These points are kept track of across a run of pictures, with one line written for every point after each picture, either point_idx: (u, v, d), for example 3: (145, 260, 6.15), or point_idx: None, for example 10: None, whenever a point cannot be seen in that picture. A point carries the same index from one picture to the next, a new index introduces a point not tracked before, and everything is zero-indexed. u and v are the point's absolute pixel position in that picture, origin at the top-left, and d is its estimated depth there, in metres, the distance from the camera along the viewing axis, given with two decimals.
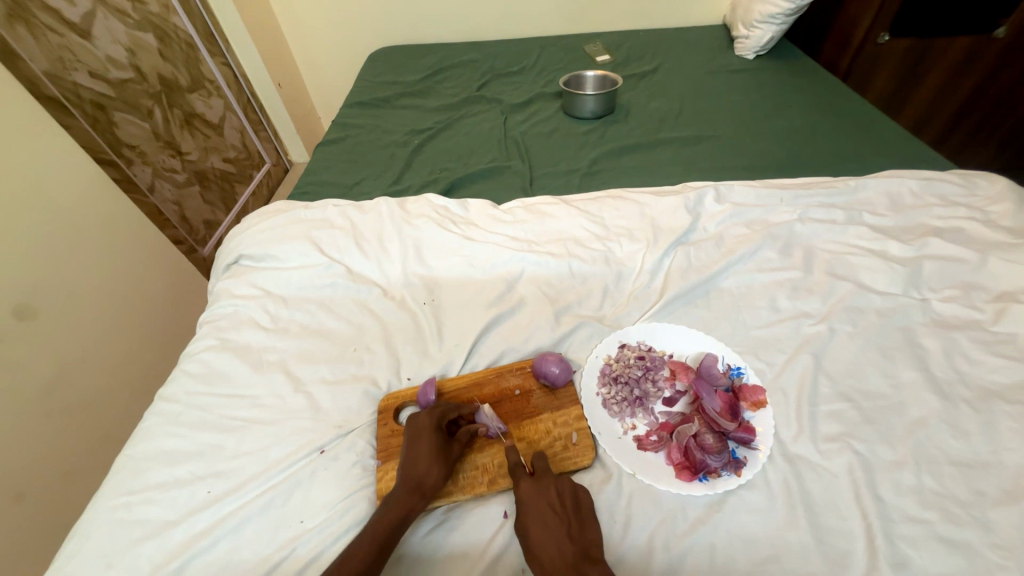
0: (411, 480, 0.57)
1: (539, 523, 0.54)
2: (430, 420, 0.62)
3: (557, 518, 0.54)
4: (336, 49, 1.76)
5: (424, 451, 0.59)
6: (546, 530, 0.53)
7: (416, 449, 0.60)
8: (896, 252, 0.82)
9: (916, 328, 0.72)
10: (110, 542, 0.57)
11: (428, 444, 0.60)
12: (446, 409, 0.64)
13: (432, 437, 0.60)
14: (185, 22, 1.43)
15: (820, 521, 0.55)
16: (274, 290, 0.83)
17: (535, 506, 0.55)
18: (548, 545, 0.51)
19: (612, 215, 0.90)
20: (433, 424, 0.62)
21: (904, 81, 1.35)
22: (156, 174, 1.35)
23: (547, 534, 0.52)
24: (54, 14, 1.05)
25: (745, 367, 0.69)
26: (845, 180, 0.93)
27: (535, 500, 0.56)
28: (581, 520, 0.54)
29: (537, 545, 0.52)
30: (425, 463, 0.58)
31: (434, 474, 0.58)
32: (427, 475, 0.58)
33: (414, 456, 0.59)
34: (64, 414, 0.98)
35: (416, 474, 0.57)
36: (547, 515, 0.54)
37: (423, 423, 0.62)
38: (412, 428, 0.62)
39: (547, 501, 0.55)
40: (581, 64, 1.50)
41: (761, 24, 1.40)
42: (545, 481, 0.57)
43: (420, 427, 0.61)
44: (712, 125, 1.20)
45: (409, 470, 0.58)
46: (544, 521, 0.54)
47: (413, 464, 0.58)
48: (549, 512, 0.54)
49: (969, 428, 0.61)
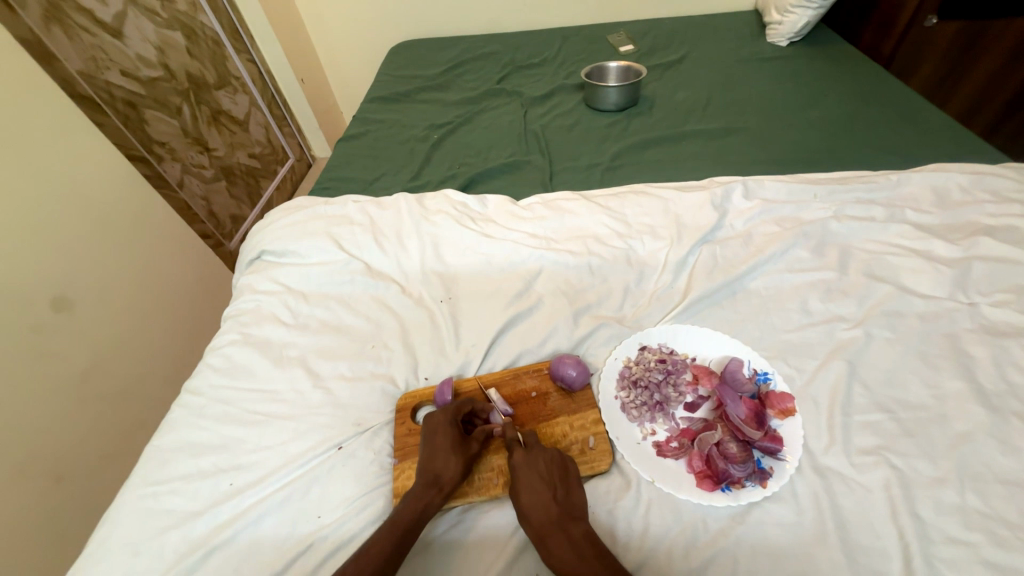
0: (429, 474, 0.58)
1: (527, 487, 0.56)
2: (445, 416, 0.62)
3: (545, 482, 0.56)
4: (358, 43, 1.76)
5: (441, 446, 0.60)
6: (534, 493, 0.55)
7: (433, 444, 0.60)
8: (942, 252, 0.77)
9: (962, 335, 0.67)
10: (138, 530, 0.59)
11: (445, 440, 0.60)
12: (461, 405, 0.64)
13: (449, 432, 0.61)
14: (212, 19, 1.45)
15: (852, 539, 0.52)
16: (295, 286, 0.84)
17: (524, 472, 0.57)
18: (536, 507, 0.54)
19: (634, 211, 0.88)
20: (450, 420, 0.62)
21: (955, 66, 1.25)
22: (185, 170, 1.39)
23: (535, 497, 0.55)
24: (87, 15, 1.09)
25: (773, 373, 0.66)
26: (885, 174, 0.87)
27: (524, 467, 0.57)
28: (567, 483, 0.57)
29: (526, 506, 0.54)
30: (442, 458, 0.59)
31: (451, 470, 0.58)
32: (444, 470, 0.58)
33: (431, 451, 0.60)
34: (99, 401, 1.02)
35: (433, 468, 0.58)
36: (536, 480, 0.56)
37: (439, 418, 0.62)
38: (429, 424, 0.62)
39: (536, 469, 0.57)
40: (604, 54, 1.46)
41: (797, 9, 1.33)
42: (535, 451, 0.59)
43: (436, 423, 0.62)
44: (741, 117, 1.15)
45: (426, 465, 0.59)
46: (533, 486, 0.55)
47: (430, 459, 0.59)
48: (537, 477, 0.56)
49: (1021, 444, 0.57)
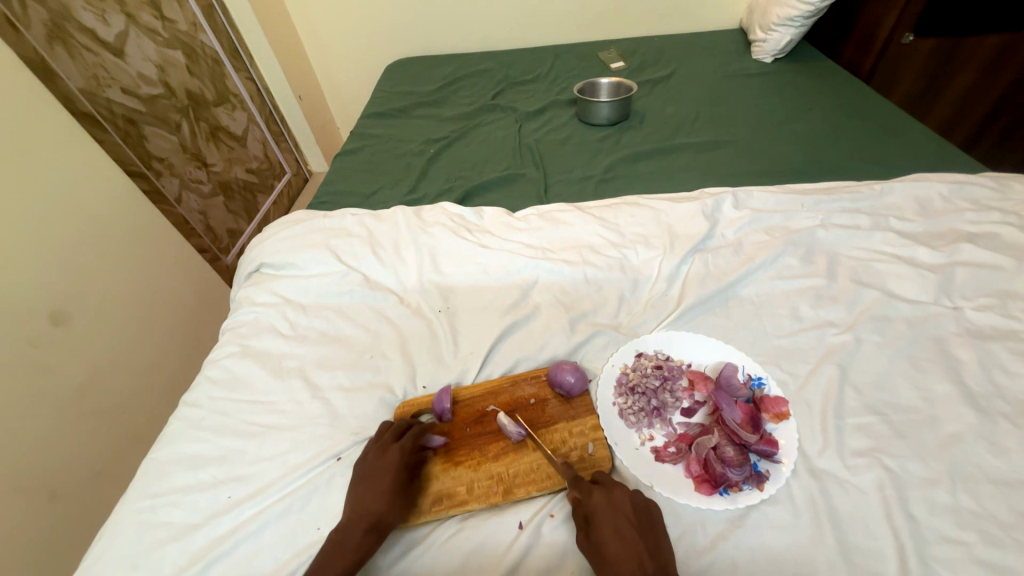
0: (368, 518, 0.56)
1: (615, 534, 0.52)
2: (399, 455, 0.61)
3: (636, 531, 0.52)
4: (355, 62, 1.80)
5: (386, 489, 0.58)
6: (624, 542, 0.51)
7: (375, 485, 0.58)
8: (926, 259, 0.79)
9: (948, 338, 0.69)
10: (135, 543, 0.59)
11: (391, 481, 0.58)
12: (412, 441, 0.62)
13: (396, 474, 0.59)
14: (211, 38, 1.48)
15: (848, 540, 0.53)
16: (294, 298, 0.85)
17: (610, 516, 0.53)
18: (628, 559, 0.50)
19: (628, 222, 0.90)
20: (402, 458, 0.60)
21: (931, 81, 1.31)
22: (183, 185, 1.40)
23: (626, 547, 0.50)
24: (90, 34, 1.11)
25: (767, 378, 0.67)
26: (869, 184, 0.90)
27: (609, 511, 0.54)
28: (657, 535, 0.52)
29: (615, 556, 0.50)
30: (384, 502, 0.57)
31: (394, 513, 0.57)
32: (386, 515, 0.56)
33: (374, 493, 0.58)
34: (95, 416, 1.01)
35: (373, 512, 0.56)
36: (624, 526, 0.52)
37: (392, 457, 0.60)
38: (376, 462, 0.60)
39: (622, 513, 0.53)
40: (595, 71, 1.51)
41: (780, 28, 1.38)
42: (617, 493, 0.55)
43: (387, 462, 0.60)
44: (729, 130, 1.18)
45: (367, 507, 0.57)
46: (621, 532, 0.52)
47: (372, 501, 0.57)
48: (626, 525, 0.52)
49: (1009, 444, 0.58)
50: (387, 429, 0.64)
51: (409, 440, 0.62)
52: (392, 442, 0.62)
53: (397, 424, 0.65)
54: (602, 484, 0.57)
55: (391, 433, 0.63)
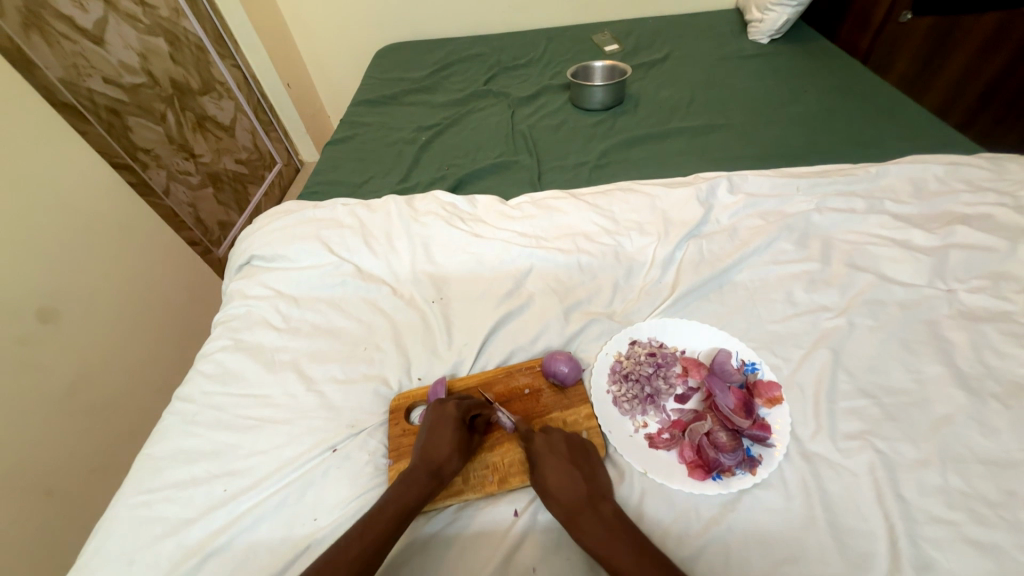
0: (432, 464, 0.58)
1: (552, 468, 0.57)
2: (457, 411, 0.63)
3: (570, 463, 0.58)
4: (342, 46, 1.75)
5: (447, 439, 0.60)
6: (560, 474, 0.57)
7: (439, 435, 0.61)
8: (920, 241, 0.79)
9: (941, 321, 0.69)
10: (131, 538, 0.59)
11: (452, 434, 0.61)
12: (474, 405, 0.64)
13: (456, 428, 0.61)
14: (195, 25, 1.44)
15: (839, 521, 0.54)
16: (286, 291, 0.84)
17: (547, 454, 0.59)
18: (565, 487, 0.56)
19: (622, 208, 0.89)
20: (460, 415, 0.62)
21: (930, 60, 1.30)
22: (171, 177, 1.37)
23: (562, 477, 0.56)
24: (68, 22, 1.08)
25: (760, 363, 0.67)
26: (865, 167, 0.90)
27: (548, 450, 0.59)
28: (590, 464, 0.59)
29: (554, 487, 0.56)
30: (445, 451, 0.60)
31: (454, 463, 0.59)
32: (447, 463, 0.59)
33: (437, 444, 0.60)
34: (89, 412, 1.01)
35: (435, 458, 0.59)
36: (560, 460, 0.58)
37: (450, 412, 0.62)
38: (437, 416, 0.62)
39: (558, 449, 0.59)
40: (590, 54, 1.48)
41: (776, 7, 1.35)
42: (555, 434, 0.61)
43: (446, 416, 0.62)
44: (725, 114, 1.17)
45: (431, 453, 0.59)
46: (558, 466, 0.57)
47: (436, 451, 0.59)
48: (562, 459, 0.58)
49: (998, 424, 0.58)
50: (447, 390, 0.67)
51: (469, 402, 0.64)
52: (453, 400, 0.65)
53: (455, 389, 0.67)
54: (543, 430, 0.62)
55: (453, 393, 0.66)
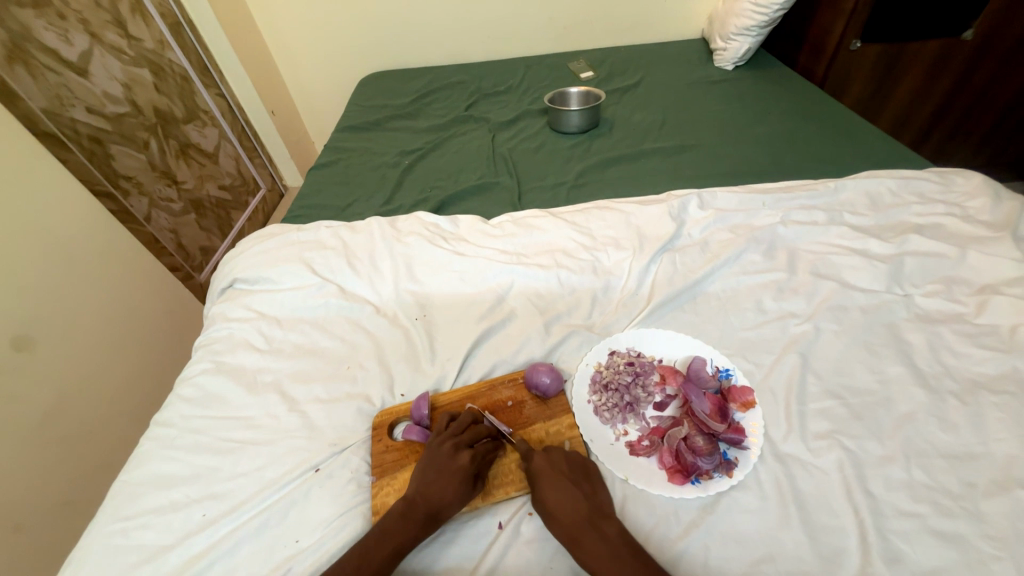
0: (431, 507, 0.57)
1: (551, 488, 0.58)
2: (469, 462, 0.60)
3: (570, 483, 0.58)
4: (325, 75, 1.79)
5: (451, 488, 0.58)
6: (562, 495, 0.57)
7: (444, 480, 0.58)
8: (877, 250, 0.83)
9: (900, 324, 0.73)
10: (105, 568, 0.57)
11: (457, 483, 0.58)
12: (486, 452, 0.62)
13: (464, 479, 0.58)
14: (179, 56, 1.47)
15: (812, 519, 0.55)
16: (269, 312, 0.84)
17: (546, 473, 0.59)
18: (565, 507, 0.56)
19: (599, 225, 0.92)
20: (471, 465, 0.60)
21: (880, 84, 1.38)
22: (153, 204, 1.38)
23: (563, 497, 0.57)
24: (52, 54, 1.10)
25: (734, 369, 0.70)
26: (824, 182, 0.95)
27: (547, 469, 0.59)
28: (591, 482, 0.59)
29: (555, 508, 0.56)
30: (446, 497, 0.57)
31: (453, 510, 0.58)
32: (446, 509, 0.57)
33: (440, 487, 0.58)
34: (63, 443, 0.98)
35: (437, 502, 0.57)
36: (559, 479, 0.58)
37: (462, 462, 0.60)
38: (447, 460, 0.60)
39: (557, 468, 0.60)
40: (566, 81, 1.55)
41: (738, 36, 1.45)
42: (554, 453, 0.62)
43: (457, 465, 0.59)
44: (694, 135, 1.23)
45: (433, 495, 0.58)
46: (558, 485, 0.58)
47: (438, 495, 0.58)
48: (561, 478, 0.59)
49: (956, 420, 0.62)
50: (465, 431, 0.64)
51: (482, 450, 0.62)
52: (466, 447, 0.62)
53: (473, 428, 0.64)
54: (543, 448, 0.63)
55: (468, 436, 0.63)
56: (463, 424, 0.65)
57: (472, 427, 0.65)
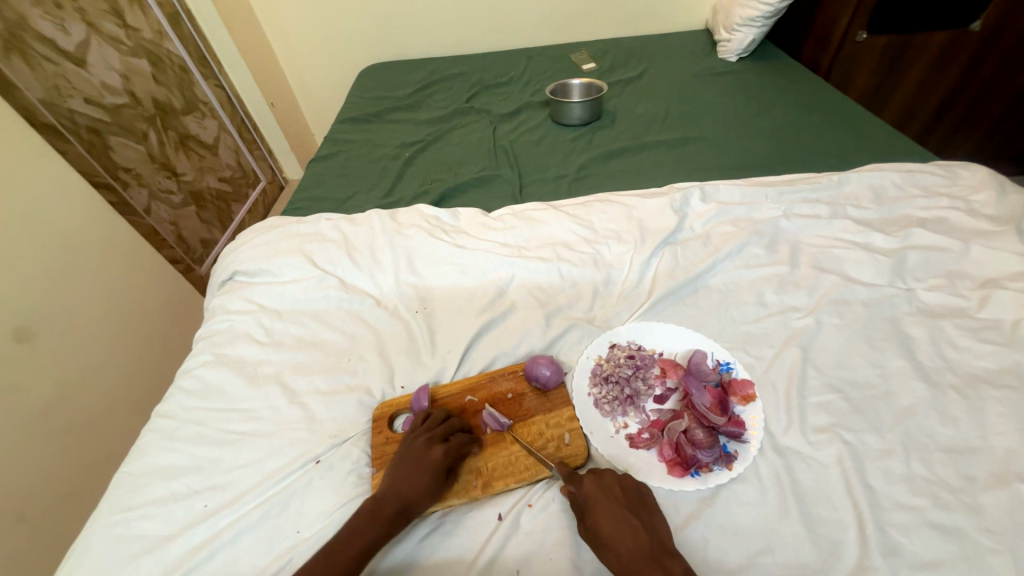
0: (402, 502, 0.57)
1: (608, 516, 0.54)
2: (442, 457, 0.60)
3: (627, 512, 0.55)
4: (325, 66, 1.77)
5: (422, 482, 0.58)
6: (619, 524, 0.53)
7: (415, 476, 0.59)
8: (880, 244, 0.83)
9: (902, 318, 0.73)
10: (108, 557, 0.58)
11: (428, 477, 0.59)
12: (460, 447, 0.62)
13: (435, 474, 0.59)
14: (178, 46, 1.46)
15: (811, 512, 0.56)
16: (269, 305, 0.84)
17: (601, 499, 0.56)
18: (622, 538, 0.52)
19: (600, 218, 0.92)
20: (444, 460, 0.60)
21: (886, 76, 1.36)
22: (153, 196, 1.37)
23: (620, 526, 0.53)
24: (49, 44, 1.09)
25: (734, 362, 0.70)
26: (828, 175, 0.95)
27: (600, 493, 0.56)
28: (649, 512, 0.56)
29: (611, 537, 0.53)
30: (418, 492, 0.58)
31: (425, 505, 0.58)
32: (417, 504, 0.57)
33: (412, 483, 0.58)
34: (65, 434, 0.99)
35: (407, 496, 0.57)
36: (615, 506, 0.55)
37: (435, 457, 0.60)
38: (419, 455, 0.61)
39: (611, 494, 0.56)
40: (568, 72, 1.54)
41: (742, 27, 1.43)
42: (606, 477, 0.58)
43: (429, 459, 0.60)
44: (697, 127, 1.22)
45: (403, 491, 0.58)
46: (614, 513, 0.54)
47: (409, 490, 0.58)
48: (618, 508, 0.55)
49: (957, 414, 0.61)
50: (439, 426, 0.64)
51: (456, 445, 0.62)
52: (440, 441, 0.62)
53: (447, 422, 0.64)
54: (592, 471, 0.59)
55: (442, 430, 0.63)
56: (437, 419, 0.65)
57: (446, 422, 0.65)
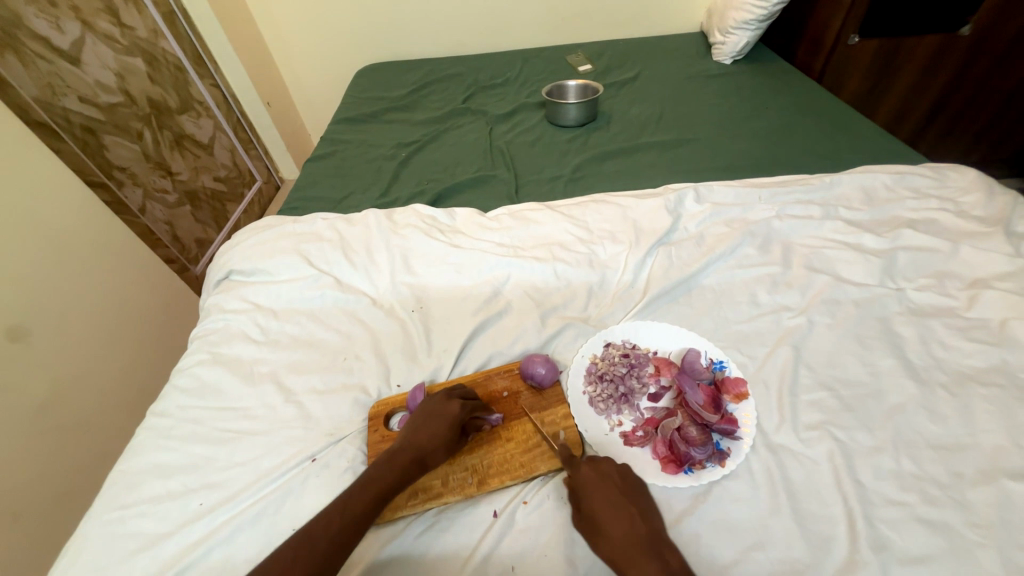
0: (419, 451, 0.59)
1: (604, 502, 0.56)
2: (460, 410, 0.63)
3: (624, 500, 0.56)
4: (321, 66, 1.77)
5: (439, 433, 0.61)
6: (614, 510, 0.55)
7: (433, 427, 0.61)
8: (871, 244, 0.84)
9: (892, 317, 0.74)
10: (102, 556, 0.58)
11: (445, 429, 0.61)
12: (477, 405, 0.65)
13: (453, 425, 0.61)
14: (173, 45, 1.45)
15: (802, 508, 0.56)
16: (264, 304, 0.84)
17: (597, 485, 0.57)
18: (616, 522, 0.54)
19: (596, 219, 0.92)
20: (462, 413, 0.62)
21: (878, 79, 1.38)
22: (147, 195, 1.37)
23: (614, 512, 0.55)
24: (43, 42, 1.08)
25: (728, 361, 0.70)
26: (820, 177, 0.96)
27: (597, 480, 0.58)
28: (645, 501, 0.57)
29: (604, 521, 0.54)
30: (435, 442, 0.60)
31: (439, 455, 0.60)
32: (433, 454, 0.60)
33: (429, 434, 0.60)
34: (58, 434, 0.98)
35: (425, 447, 0.60)
36: (612, 494, 0.57)
37: (453, 409, 0.62)
38: (437, 408, 0.63)
39: (609, 482, 0.58)
40: (564, 74, 1.55)
41: (736, 31, 1.44)
42: (605, 465, 0.60)
43: (447, 411, 0.62)
44: (691, 129, 1.23)
45: (420, 441, 0.60)
46: (610, 500, 0.56)
47: (427, 441, 0.60)
48: (616, 497, 0.56)
49: (945, 411, 0.62)
50: (459, 386, 0.67)
51: (473, 403, 0.65)
52: (458, 397, 0.65)
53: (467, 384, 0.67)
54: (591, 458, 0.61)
55: (461, 389, 0.66)
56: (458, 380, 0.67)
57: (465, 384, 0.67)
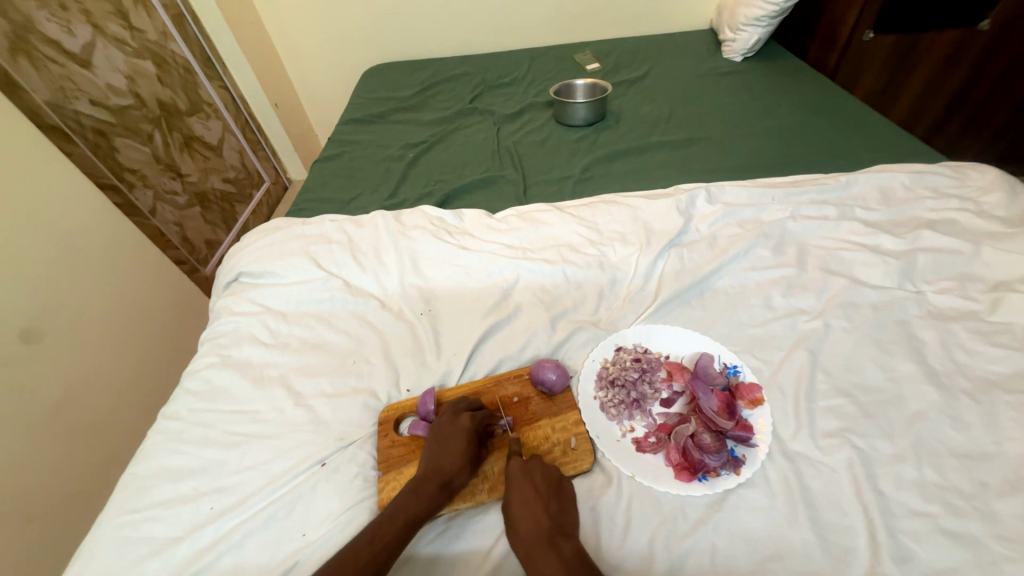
0: (441, 475, 0.58)
1: (518, 497, 0.56)
2: (471, 424, 0.63)
3: (538, 497, 0.56)
4: (329, 67, 1.77)
5: (458, 451, 0.60)
6: (526, 506, 0.55)
7: (450, 447, 0.61)
8: (889, 246, 0.82)
9: (912, 321, 0.72)
10: (115, 559, 0.58)
11: (463, 446, 0.61)
12: (485, 417, 0.65)
13: (469, 440, 0.61)
14: (183, 48, 1.46)
15: (820, 517, 0.55)
16: (274, 306, 0.84)
17: (517, 481, 0.57)
18: (525, 519, 0.54)
19: (605, 220, 0.91)
20: (474, 427, 0.62)
21: (893, 75, 1.36)
22: (157, 197, 1.37)
23: (525, 508, 0.55)
24: (55, 46, 1.09)
25: (742, 366, 0.69)
26: (835, 176, 0.94)
27: (519, 476, 0.58)
28: (561, 500, 0.56)
29: (515, 516, 0.55)
30: (455, 463, 0.59)
31: (464, 476, 0.59)
32: (457, 475, 0.59)
33: (448, 455, 0.60)
34: (71, 436, 0.99)
35: (447, 469, 0.59)
36: (529, 491, 0.56)
37: (464, 424, 0.62)
38: (449, 426, 0.63)
39: (530, 479, 0.58)
40: (572, 73, 1.53)
41: (747, 27, 1.42)
42: (533, 462, 0.60)
43: (460, 428, 0.62)
44: (703, 128, 1.22)
45: (441, 464, 0.59)
46: (525, 496, 0.56)
47: (447, 462, 0.59)
48: (531, 492, 0.56)
49: (969, 419, 0.61)
50: (463, 400, 0.66)
51: (482, 415, 0.65)
52: (466, 412, 0.64)
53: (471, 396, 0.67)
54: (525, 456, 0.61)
55: (467, 403, 0.66)
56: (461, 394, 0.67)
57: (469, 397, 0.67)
